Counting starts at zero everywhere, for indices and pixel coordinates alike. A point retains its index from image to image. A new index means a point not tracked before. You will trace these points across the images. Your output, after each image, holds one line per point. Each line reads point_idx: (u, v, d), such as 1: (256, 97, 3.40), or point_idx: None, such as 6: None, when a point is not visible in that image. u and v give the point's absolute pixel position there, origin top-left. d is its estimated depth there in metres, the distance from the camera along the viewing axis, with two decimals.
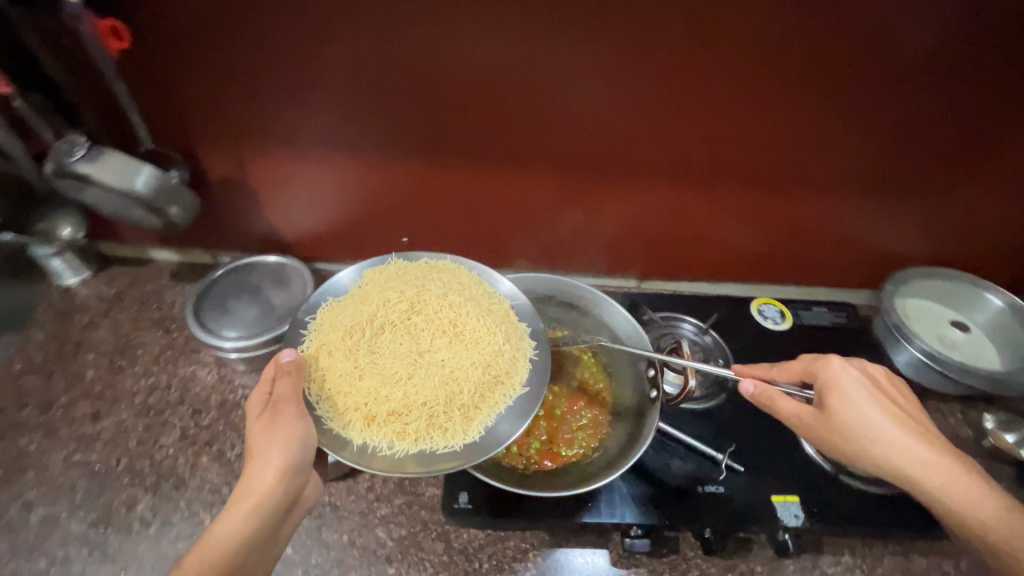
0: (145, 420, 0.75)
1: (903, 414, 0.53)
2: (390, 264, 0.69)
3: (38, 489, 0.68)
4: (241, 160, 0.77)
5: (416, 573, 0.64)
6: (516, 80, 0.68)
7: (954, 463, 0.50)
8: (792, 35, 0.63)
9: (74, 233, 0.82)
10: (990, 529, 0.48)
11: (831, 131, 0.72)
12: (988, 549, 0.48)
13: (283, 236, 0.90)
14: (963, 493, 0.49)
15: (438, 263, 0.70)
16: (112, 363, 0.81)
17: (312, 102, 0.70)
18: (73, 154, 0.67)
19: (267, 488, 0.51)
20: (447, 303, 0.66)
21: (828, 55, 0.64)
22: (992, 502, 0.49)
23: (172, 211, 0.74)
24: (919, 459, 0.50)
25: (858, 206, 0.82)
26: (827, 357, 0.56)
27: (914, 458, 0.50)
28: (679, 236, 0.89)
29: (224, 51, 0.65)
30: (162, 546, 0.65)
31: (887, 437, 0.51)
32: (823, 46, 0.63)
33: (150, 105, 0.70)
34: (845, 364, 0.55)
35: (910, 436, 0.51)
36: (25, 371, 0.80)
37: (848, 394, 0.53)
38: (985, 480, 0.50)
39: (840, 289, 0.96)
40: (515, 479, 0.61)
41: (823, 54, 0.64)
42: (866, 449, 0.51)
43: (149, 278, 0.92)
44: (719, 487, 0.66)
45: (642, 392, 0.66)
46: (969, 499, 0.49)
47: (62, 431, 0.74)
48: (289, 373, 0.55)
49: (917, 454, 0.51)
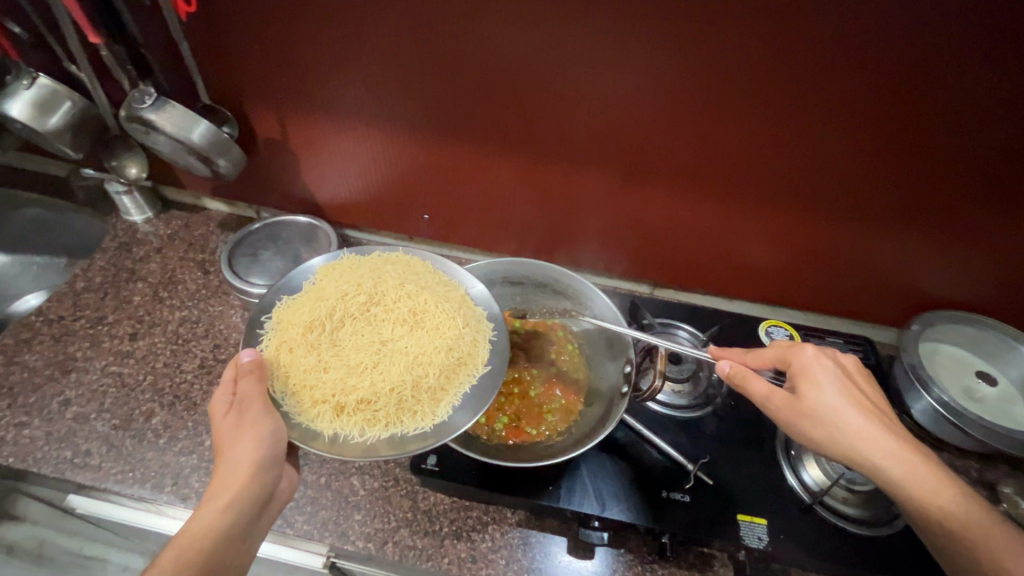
0: (173, 346, 0.84)
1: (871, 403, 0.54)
2: (347, 262, 0.76)
3: (76, 390, 0.78)
4: (284, 124, 0.85)
5: (379, 523, 0.68)
6: (536, 75, 0.70)
7: (919, 457, 0.51)
8: (820, 59, 0.61)
9: (139, 172, 0.93)
10: (952, 518, 0.49)
11: (852, 161, 0.70)
12: (949, 539, 0.49)
13: (318, 201, 0.98)
14: (927, 484, 0.50)
15: (391, 255, 0.79)
16: (156, 293, 0.91)
17: (347, 77, 0.76)
18: (143, 102, 0.75)
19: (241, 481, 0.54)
20: (402, 295, 0.73)
21: (856, 82, 0.62)
22: (953, 494, 0.49)
23: (221, 162, 0.83)
24: (885, 449, 0.51)
25: (880, 242, 0.79)
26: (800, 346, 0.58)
27: (880, 449, 0.51)
28: (690, 248, 0.89)
29: (273, 23, 0.71)
30: (166, 456, 0.73)
31: (855, 425, 0.52)
32: (852, 71, 0.61)
33: (209, 65, 0.78)
34: (817, 352, 0.57)
35: (877, 425, 0.52)
36: (85, 288, 0.91)
37: (820, 382, 0.55)
38: (947, 475, 0.51)
39: (859, 322, 0.92)
40: (478, 448, 0.66)
41: (851, 81, 0.62)
42: (834, 439, 0.52)
43: (200, 223, 1.02)
44: (684, 495, 0.66)
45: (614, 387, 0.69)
46: (932, 490, 0.50)
47: (105, 345, 0.84)
48: (250, 372, 0.60)
49: (884, 444, 0.51)
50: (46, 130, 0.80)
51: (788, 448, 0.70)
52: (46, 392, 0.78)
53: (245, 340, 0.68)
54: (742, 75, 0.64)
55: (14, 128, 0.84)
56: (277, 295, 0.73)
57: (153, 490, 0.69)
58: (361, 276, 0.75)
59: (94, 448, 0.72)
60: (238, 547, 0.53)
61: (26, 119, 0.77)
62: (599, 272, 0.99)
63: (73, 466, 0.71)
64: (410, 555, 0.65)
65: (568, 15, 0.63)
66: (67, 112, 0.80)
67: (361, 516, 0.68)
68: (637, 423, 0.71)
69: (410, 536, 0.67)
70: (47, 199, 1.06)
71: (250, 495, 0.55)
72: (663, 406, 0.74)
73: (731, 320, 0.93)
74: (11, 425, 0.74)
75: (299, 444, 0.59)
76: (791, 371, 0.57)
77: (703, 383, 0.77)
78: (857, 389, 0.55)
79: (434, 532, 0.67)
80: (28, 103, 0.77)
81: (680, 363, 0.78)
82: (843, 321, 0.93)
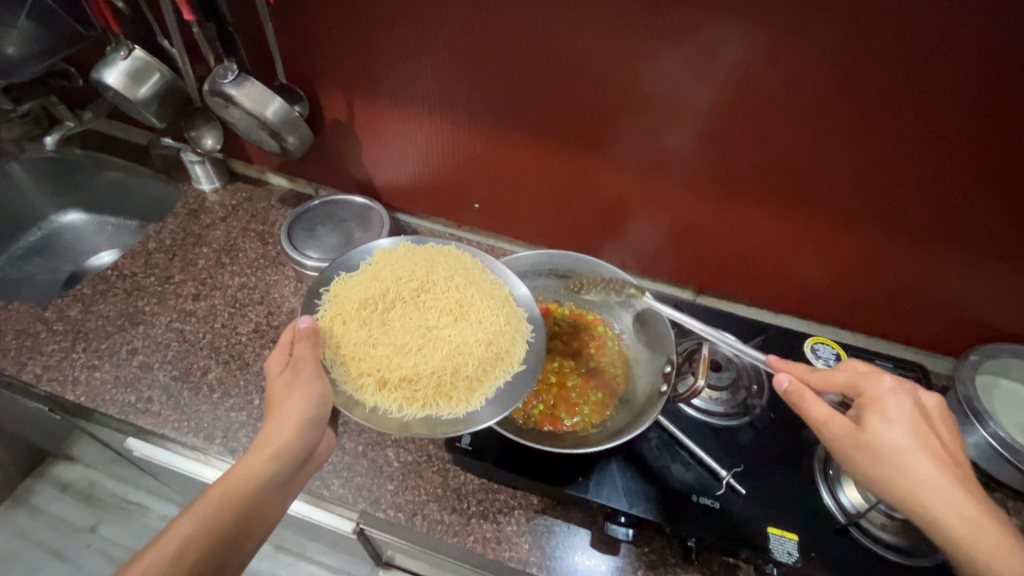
0: (231, 309, 0.89)
1: (941, 448, 0.51)
2: (402, 248, 0.79)
3: (142, 341, 0.84)
4: (351, 107, 0.88)
5: (410, 495, 0.70)
6: (601, 73, 0.71)
7: (986, 516, 0.47)
8: (902, 71, 0.59)
9: (214, 145, 0.99)
10: None
11: (923, 180, 0.68)
12: None
13: (374, 183, 1.02)
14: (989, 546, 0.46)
15: (444, 248, 0.82)
16: (219, 258, 0.97)
17: (416, 63, 0.79)
18: (225, 77, 0.80)
19: (286, 439, 0.56)
20: (451, 286, 0.75)
21: (939, 98, 0.60)
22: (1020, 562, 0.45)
23: (289, 139, 0.87)
24: (950, 502, 0.48)
25: (945, 267, 0.76)
26: (877, 375, 0.55)
27: (931, 490, 0.48)
28: (741, 258, 0.88)
29: (352, 8, 0.74)
30: (218, 410, 0.77)
31: (919, 471, 0.49)
32: (935, 86, 0.59)
33: (289, 46, 0.82)
34: (895, 385, 0.53)
35: (946, 475, 0.49)
36: (156, 249, 0.98)
37: (891, 419, 0.51)
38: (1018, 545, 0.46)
39: (912, 349, 0.89)
40: (513, 429, 0.68)
41: (933, 98, 0.60)
42: (888, 474, 0.50)
43: (263, 197, 1.08)
44: (714, 501, 0.66)
45: (653, 387, 0.68)
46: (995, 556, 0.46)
47: (170, 302, 0.89)
48: (305, 337, 0.64)
49: (950, 497, 0.48)
50: (136, 99, 0.86)
51: (827, 468, 0.69)
52: (117, 340, 0.84)
53: (303, 307, 0.71)
54: (816, 83, 0.63)
55: (108, 96, 0.91)
56: (336, 270, 0.76)
57: (204, 440, 0.74)
58: (415, 264, 0.78)
59: (155, 395, 0.78)
60: (277, 498, 0.55)
61: (120, 88, 0.84)
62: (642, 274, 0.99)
63: (136, 410, 0.76)
64: (438, 528, 0.68)
65: (640, 14, 0.64)
66: (156, 84, 0.87)
67: (394, 486, 0.71)
68: (671, 426, 0.71)
69: (439, 510, 0.69)
70: (124, 163, 1.12)
71: (292, 451, 0.57)
72: (699, 411, 0.73)
73: (776, 334, 0.91)
74: (85, 366, 0.80)
75: (342, 412, 0.63)
76: (860, 400, 0.54)
77: (741, 393, 0.75)
78: (931, 433, 0.51)
79: (462, 509, 0.69)
80: (123, 74, 0.84)
81: (720, 371, 0.76)
82: (895, 346, 0.90)
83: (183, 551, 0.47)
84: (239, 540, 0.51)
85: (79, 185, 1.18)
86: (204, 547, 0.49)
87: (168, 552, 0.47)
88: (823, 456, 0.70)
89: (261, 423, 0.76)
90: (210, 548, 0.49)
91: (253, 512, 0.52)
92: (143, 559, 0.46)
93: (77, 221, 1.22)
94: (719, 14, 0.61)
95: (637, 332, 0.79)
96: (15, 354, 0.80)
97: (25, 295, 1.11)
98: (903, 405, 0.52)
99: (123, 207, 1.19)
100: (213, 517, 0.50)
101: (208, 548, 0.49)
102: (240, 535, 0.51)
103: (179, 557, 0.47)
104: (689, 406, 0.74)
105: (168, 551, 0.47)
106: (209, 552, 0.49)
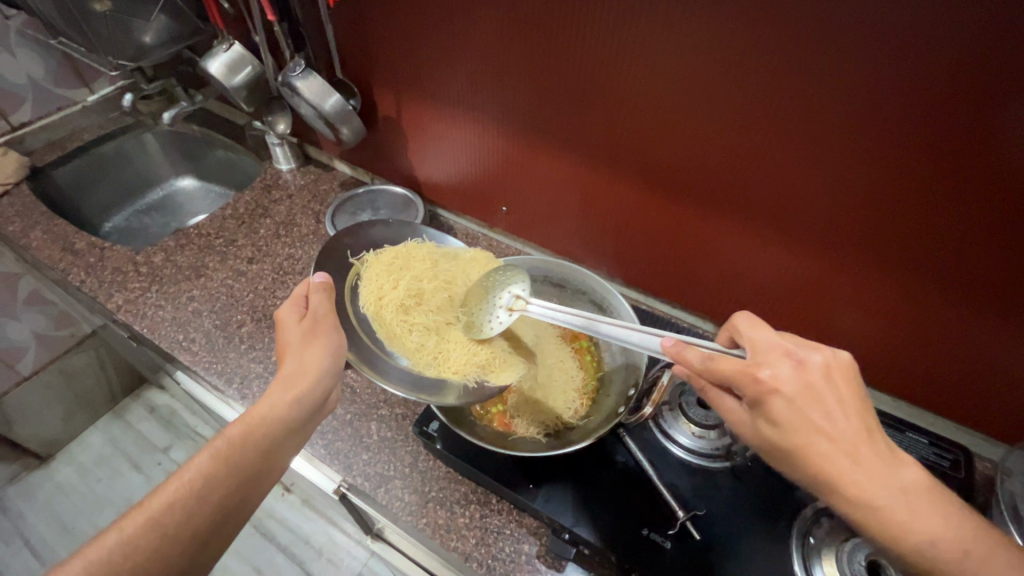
0: (277, 276, 1.01)
1: (856, 436, 0.44)
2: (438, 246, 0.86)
3: (201, 291, 0.98)
4: (399, 103, 0.96)
5: (381, 467, 0.75)
6: (629, 84, 0.68)
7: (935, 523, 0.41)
8: (952, 106, 0.50)
9: (285, 129, 1.12)
10: None
11: (965, 237, 0.58)
12: None
13: (418, 178, 1.09)
14: None
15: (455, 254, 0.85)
16: (279, 230, 1.10)
17: (450, 68, 0.84)
18: (294, 71, 0.92)
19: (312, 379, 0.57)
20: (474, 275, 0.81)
21: (982, 136, 0.51)
22: None
23: (343, 131, 0.97)
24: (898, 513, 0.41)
25: (991, 335, 0.64)
26: (750, 370, 0.46)
27: None
28: (759, 293, 0.81)
29: (398, 10, 0.81)
30: (242, 359, 0.88)
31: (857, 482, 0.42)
32: (997, 132, 0.50)
33: (348, 45, 0.92)
34: (770, 383, 0.45)
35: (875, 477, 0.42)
36: (229, 215, 1.12)
37: (780, 417, 0.45)
38: None
39: (959, 428, 0.77)
40: (465, 422, 0.71)
41: (961, 132, 0.52)
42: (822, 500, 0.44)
43: (326, 180, 1.21)
44: (665, 540, 0.62)
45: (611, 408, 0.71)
46: None
47: (229, 261, 1.03)
48: (322, 289, 0.64)
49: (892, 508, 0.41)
50: (231, 86, 1.00)
51: (806, 535, 0.63)
52: (180, 287, 0.98)
53: None
54: (861, 113, 0.56)
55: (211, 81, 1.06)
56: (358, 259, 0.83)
57: (224, 383, 0.85)
58: (433, 260, 0.82)
59: (198, 337, 0.90)
60: (294, 439, 0.55)
61: (219, 76, 0.98)
62: (662, 299, 0.96)
63: (180, 346, 0.89)
64: (395, 504, 0.71)
65: (667, 20, 0.60)
66: (248, 74, 1.00)
67: (367, 457, 0.76)
68: (640, 455, 0.69)
69: (400, 488, 0.73)
70: (227, 142, 1.30)
71: (310, 395, 0.57)
72: (684, 452, 0.70)
73: None
74: (153, 304, 0.95)
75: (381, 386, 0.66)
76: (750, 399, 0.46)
77: (728, 437, 0.70)
78: (823, 425, 0.44)
79: (423, 492, 0.72)
80: (222, 64, 0.98)
81: (709, 410, 0.72)
82: (934, 418, 0.78)
83: (208, 488, 0.47)
84: (258, 479, 0.51)
85: (192, 156, 1.39)
86: (227, 485, 0.49)
87: (191, 485, 0.47)
88: (806, 520, 0.64)
89: (273, 375, 0.86)
90: (232, 486, 0.49)
91: (270, 453, 0.53)
92: (166, 489, 0.46)
93: (189, 186, 1.43)
94: (743, 26, 0.56)
95: (617, 350, 0.80)
96: (106, 284, 0.97)
97: (142, 242, 1.33)
98: (784, 403, 0.45)
99: (224, 178, 1.38)
100: (233, 454, 0.50)
101: (230, 486, 0.49)
102: (258, 476, 0.51)
103: (205, 492, 0.47)
104: (675, 446, 0.70)
105: (192, 485, 0.47)
106: (229, 489, 0.49)
